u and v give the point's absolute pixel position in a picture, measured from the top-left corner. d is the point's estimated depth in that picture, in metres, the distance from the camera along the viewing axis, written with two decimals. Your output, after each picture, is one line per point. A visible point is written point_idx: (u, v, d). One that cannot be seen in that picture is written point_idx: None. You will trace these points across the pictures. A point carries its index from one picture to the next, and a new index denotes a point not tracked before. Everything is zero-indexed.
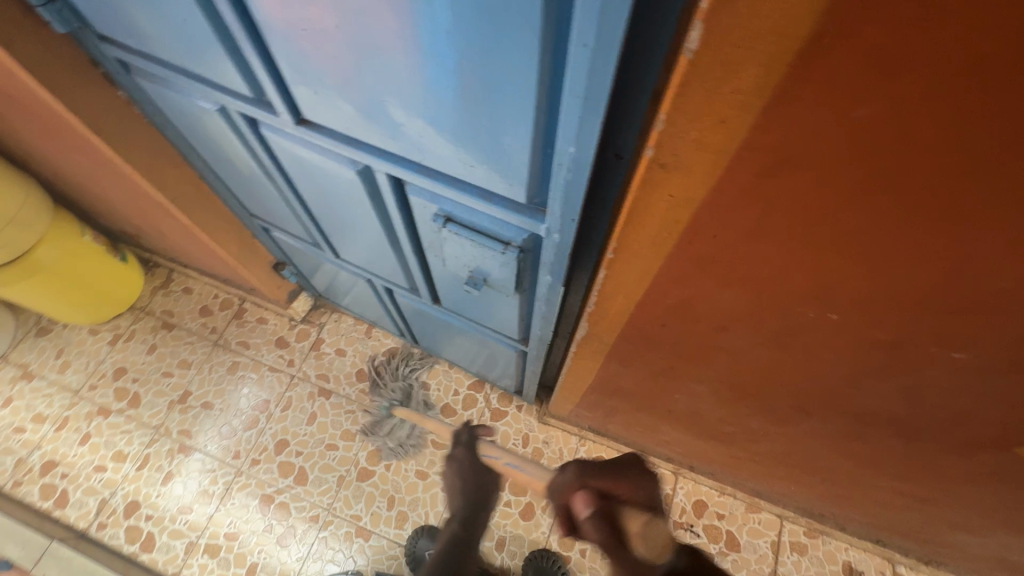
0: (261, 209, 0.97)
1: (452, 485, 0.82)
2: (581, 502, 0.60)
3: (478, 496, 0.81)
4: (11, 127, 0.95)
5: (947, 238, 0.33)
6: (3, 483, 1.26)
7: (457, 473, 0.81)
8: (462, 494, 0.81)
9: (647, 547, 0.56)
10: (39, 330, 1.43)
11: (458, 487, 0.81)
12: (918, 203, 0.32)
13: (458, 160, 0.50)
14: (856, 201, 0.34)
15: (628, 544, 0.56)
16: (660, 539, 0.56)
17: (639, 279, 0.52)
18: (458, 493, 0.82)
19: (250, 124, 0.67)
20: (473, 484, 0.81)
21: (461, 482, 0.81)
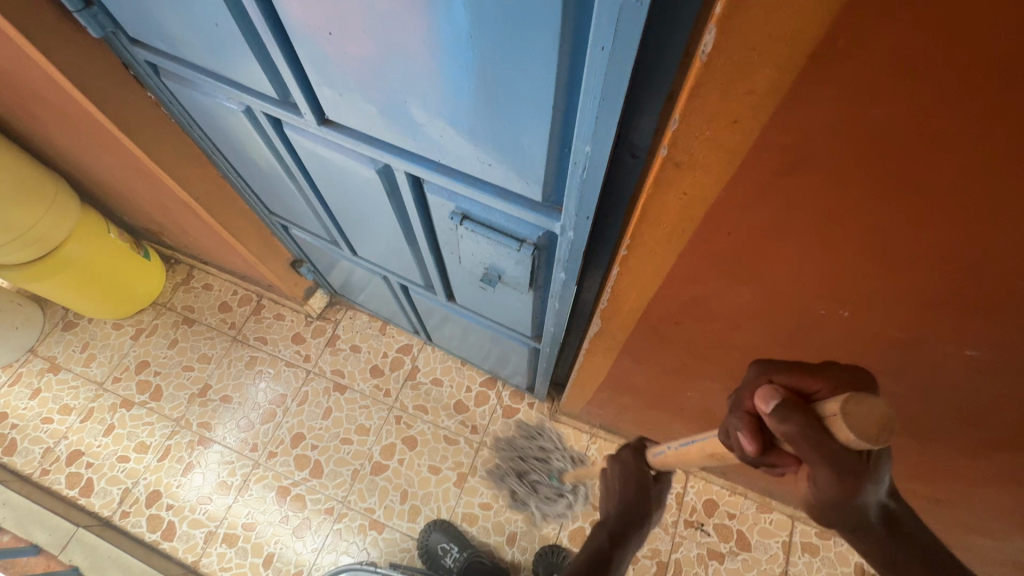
0: (281, 207, 1.00)
1: (605, 490, 0.68)
2: (762, 398, 0.39)
3: (634, 517, 0.64)
4: (43, 127, 0.98)
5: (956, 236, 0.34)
6: (32, 471, 1.30)
7: (619, 478, 0.66)
8: (615, 505, 0.65)
9: (853, 429, 0.33)
10: (65, 324, 1.47)
11: (612, 495, 0.66)
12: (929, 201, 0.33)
13: (476, 159, 0.52)
14: (867, 199, 0.35)
15: (829, 431, 0.35)
16: (860, 412, 0.33)
17: (653, 276, 0.53)
18: (610, 501, 0.66)
19: (274, 124, 0.69)
20: (635, 495, 0.64)
21: (618, 489, 0.65)
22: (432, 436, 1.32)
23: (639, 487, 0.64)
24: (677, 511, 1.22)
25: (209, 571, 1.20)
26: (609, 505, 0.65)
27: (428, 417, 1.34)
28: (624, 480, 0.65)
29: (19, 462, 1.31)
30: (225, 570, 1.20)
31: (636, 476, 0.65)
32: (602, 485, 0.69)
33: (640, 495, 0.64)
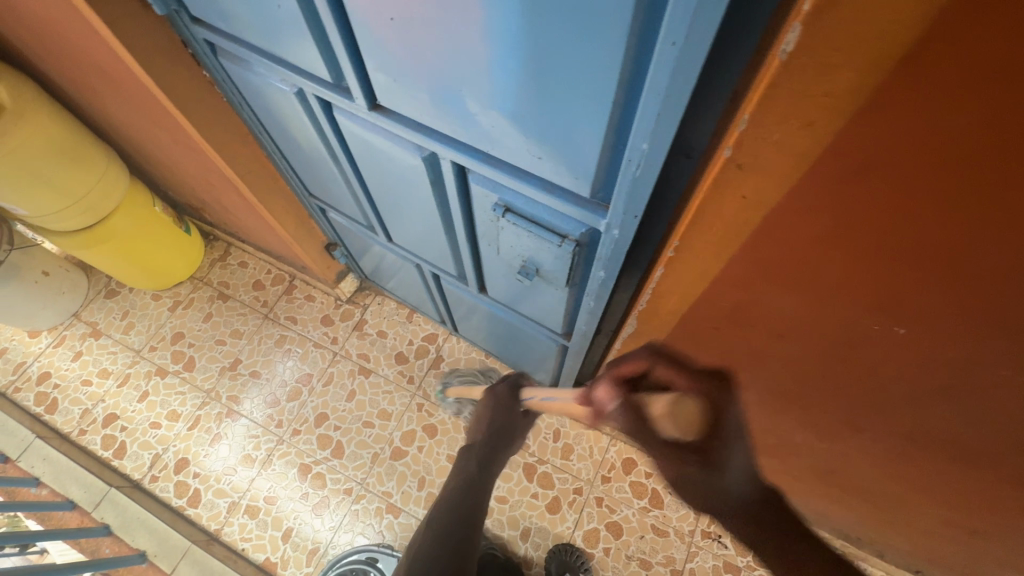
0: (322, 190, 1.02)
1: (478, 416, 0.84)
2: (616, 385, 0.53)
3: (500, 439, 0.82)
4: (101, 100, 1.02)
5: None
6: (70, 430, 1.35)
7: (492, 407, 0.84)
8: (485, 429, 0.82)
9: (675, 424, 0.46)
10: (108, 292, 1.53)
11: (484, 420, 0.83)
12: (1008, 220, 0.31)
13: (526, 151, 0.52)
14: (943, 214, 0.33)
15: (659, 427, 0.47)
16: (676, 421, 0.46)
17: (697, 279, 0.52)
18: (481, 425, 0.83)
19: (324, 107, 0.70)
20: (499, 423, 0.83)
21: (491, 417, 0.83)
22: (452, 426, 1.32)
23: (506, 414, 0.83)
24: (695, 521, 1.20)
25: (231, 540, 1.24)
26: (479, 430, 0.83)
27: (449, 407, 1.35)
28: (493, 407, 0.84)
29: (59, 421, 1.37)
30: (245, 540, 1.24)
31: (503, 405, 0.83)
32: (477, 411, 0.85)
33: (507, 423, 0.83)
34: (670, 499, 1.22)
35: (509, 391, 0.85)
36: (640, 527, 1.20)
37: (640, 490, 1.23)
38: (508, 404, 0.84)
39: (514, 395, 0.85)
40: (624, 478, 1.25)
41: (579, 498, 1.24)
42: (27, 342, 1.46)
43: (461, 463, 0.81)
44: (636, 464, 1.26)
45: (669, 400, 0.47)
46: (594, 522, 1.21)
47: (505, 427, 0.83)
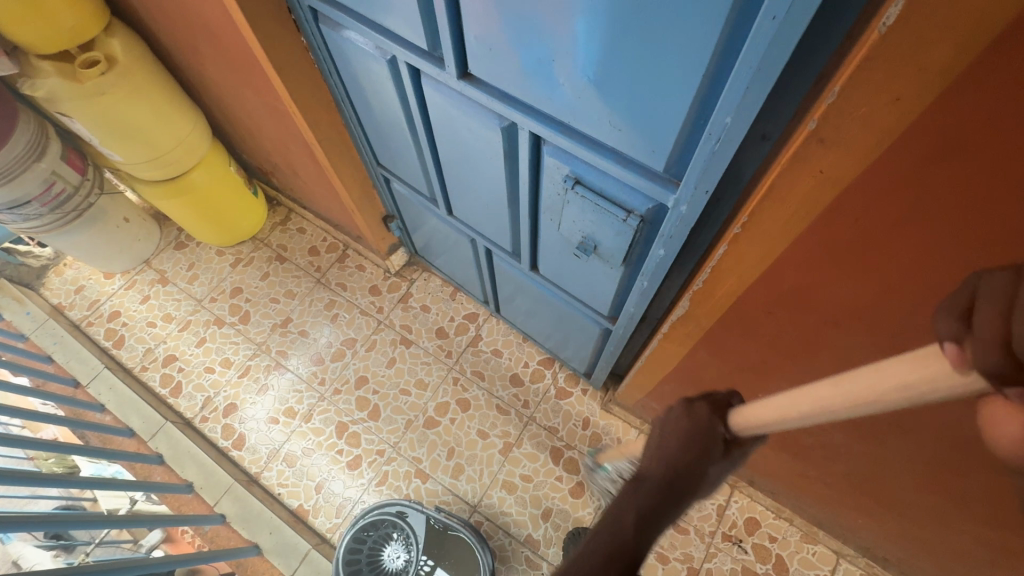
0: (392, 159, 1.07)
1: (659, 440, 0.54)
2: None
3: (682, 492, 0.52)
4: (201, 61, 1.10)
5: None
6: (133, 365, 1.46)
7: (678, 436, 0.52)
8: (667, 461, 0.52)
9: None
10: (177, 244, 1.64)
11: (667, 449, 0.53)
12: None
13: (608, 123, 0.55)
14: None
15: None
16: None
17: (758, 260, 0.54)
18: (661, 455, 0.53)
19: (412, 76, 0.76)
20: (685, 465, 0.52)
21: (674, 445, 0.52)
22: (485, 403, 1.36)
23: (703, 453, 0.51)
24: (716, 523, 1.21)
25: (268, 484, 1.31)
26: (656, 460, 0.53)
27: (483, 384, 1.39)
28: (683, 435, 0.53)
29: (125, 355, 1.48)
30: (282, 486, 1.30)
31: (698, 440, 0.51)
32: (653, 433, 0.56)
33: (700, 467, 0.51)
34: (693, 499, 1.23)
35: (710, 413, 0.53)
36: None
37: None
38: (706, 440, 0.51)
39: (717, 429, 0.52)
40: None
41: None
42: (102, 282, 1.58)
43: (620, 492, 0.54)
44: None
45: None
46: None
47: (699, 473, 0.51)
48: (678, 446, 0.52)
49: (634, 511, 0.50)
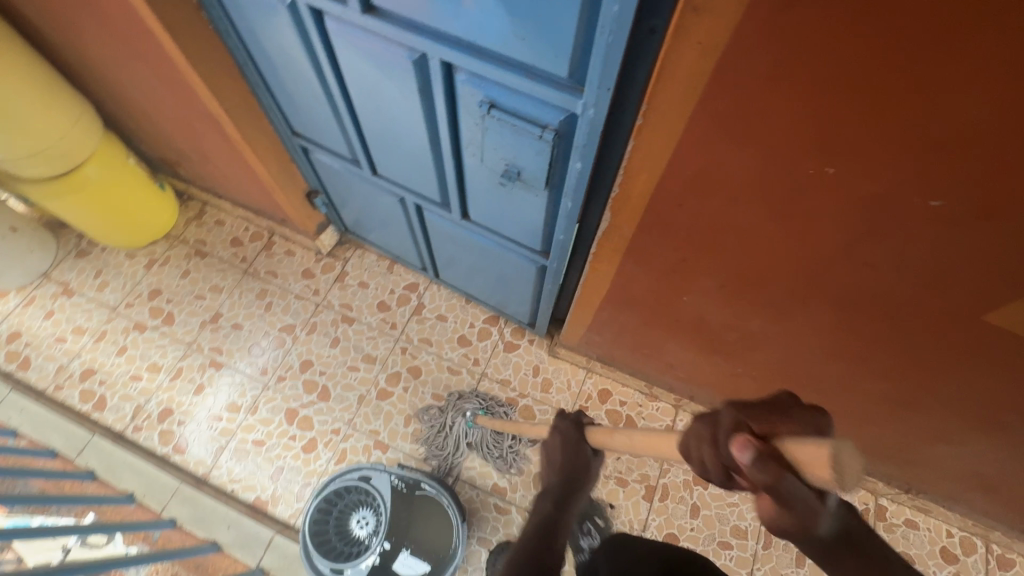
0: (307, 124, 1.05)
1: (549, 458, 0.76)
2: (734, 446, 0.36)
3: (575, 487, 0.72)
4: (79, 37, 1.02)
5: (946, 62, 0.39)
6: (45, 386, 1.34)
7: (559, 448, 0.74)
8: (558, 470, 0.73)
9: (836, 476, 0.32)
10: (78, 252, 1.50)
11: (555, 462, 0.74)
12: (918, 26, 0.38)
13: (511, 34, 0.58)
14: (863, 30, 0.40)
15: (791, 468, 0.34)
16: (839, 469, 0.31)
17: (663, 150, 0.60)
18: (553, 468, 0.74)
19: (316, 21, 0.75)
20: (570, 464, 0.73)
21: (559, 457, 0.74)
22: (436, 367, 1.38)
23: (578, 458, 0.73)
24: None
25: (220, 482, 1.25)
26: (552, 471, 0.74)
27: (432, 349, 1.39)
28: (562, 450, 0.74)
29: (34, 377, 1.35)
30: (234, 482, 1.25)
31: (574, 445, 0.74)
32: (542, 454, 0.78)
33: (580, 466, 0.73)
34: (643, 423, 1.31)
35: (574, 429, 0.75)
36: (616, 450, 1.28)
37: (616, 417, 1.32)
38: (579, 445, 0.73)
39: (579, 437, 0.74)
40: (600, 406, 1.33)
41: None
42: None
43: (540, 504, 0.72)
44: (611, 394, 1.34)
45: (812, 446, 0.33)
46: None
47: (581, 469, 0.73)
48: (563, 452, 0.74)
49: (552, 498, 0.71)
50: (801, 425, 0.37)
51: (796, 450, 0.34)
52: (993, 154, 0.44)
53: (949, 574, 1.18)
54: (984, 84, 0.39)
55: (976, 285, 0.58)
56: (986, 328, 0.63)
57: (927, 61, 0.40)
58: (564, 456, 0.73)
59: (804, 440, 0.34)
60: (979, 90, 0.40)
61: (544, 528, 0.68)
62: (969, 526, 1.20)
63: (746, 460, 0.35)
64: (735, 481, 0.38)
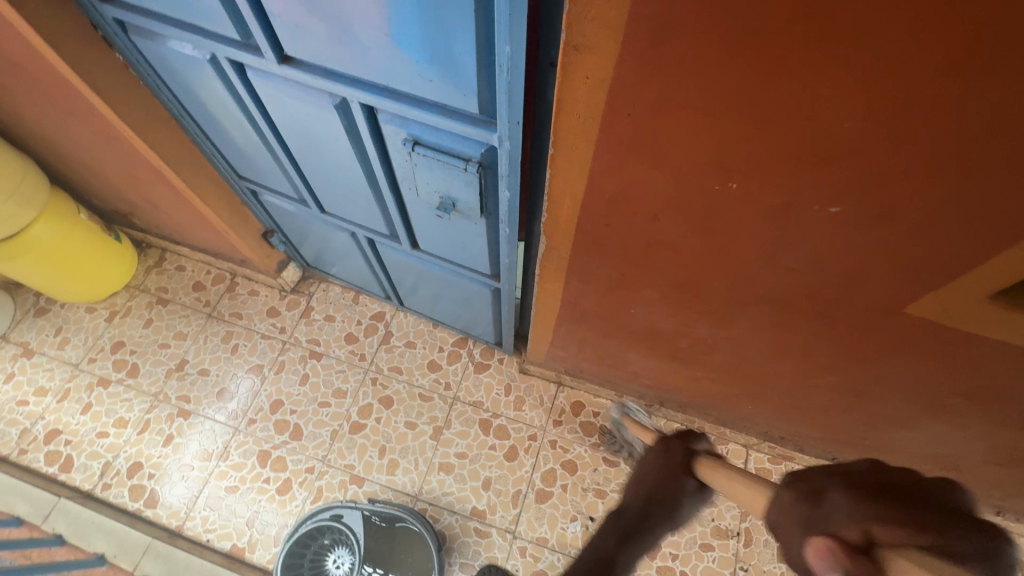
0: (251, 168, 1.06)
1: (637, 475, 0.70)
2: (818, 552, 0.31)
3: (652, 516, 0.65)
4: (13, 100, 1.02)
5: (815, 78, 0.41)
6: (9, 452, 1.31)
7: (654, 469, 0.67)
8: (644, 491, 0.67)
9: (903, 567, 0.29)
10: (37, 310, 1.48)
11: (643, 480, 0.68)
12: (777, 52, 0.40)
13: (420, 76, 0.60)
14: (734, 57, 0.42)
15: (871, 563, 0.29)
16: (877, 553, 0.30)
17: (578, 175, 0.61)
18: (639, 486, 0.68)
19: (239, 72, 0.76)
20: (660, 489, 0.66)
21: (649, 478, 0.67)
22: (407, 395, 1.37)
23: (671, 488, 0.65)
24: None
25: (194, 533, 1.23)
26: (636, 490, 0.68)
27: (402, 377, 1.39)
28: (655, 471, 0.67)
29: None
30: (210, 531, 1.23)
31: (672, 473, 0.65)
32: (634, 471, 0.71)
33: (669, 499, 0.65)
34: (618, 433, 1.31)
35: (683, 457, 0.66)
36: (592, 461, 1.29)
37: (590, 429, 1.32)
38: (677, 476, 0.64)
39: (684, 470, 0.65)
40: (574, 419, 1.33)
41: (535, 444, 1.31)
42: None
43: (610, 522, 0.70)
44: (584, 406, 1.35)
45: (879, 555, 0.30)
46: (550, 463, 1.29)
47: (674, 499, 0.64)
48: (657, 472, 0.67)
49: (615, 534, 0.67)
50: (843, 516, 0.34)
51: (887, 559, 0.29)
52: (875, 159, 0.46)
53: None
54: (852, 94, 0.41)
55: (888, 280, 0.60)
56: (908, 319, 0.65)
57: (798, 78, 0.42)
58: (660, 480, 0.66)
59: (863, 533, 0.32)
60: (850, 100, 0.42)
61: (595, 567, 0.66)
62: None
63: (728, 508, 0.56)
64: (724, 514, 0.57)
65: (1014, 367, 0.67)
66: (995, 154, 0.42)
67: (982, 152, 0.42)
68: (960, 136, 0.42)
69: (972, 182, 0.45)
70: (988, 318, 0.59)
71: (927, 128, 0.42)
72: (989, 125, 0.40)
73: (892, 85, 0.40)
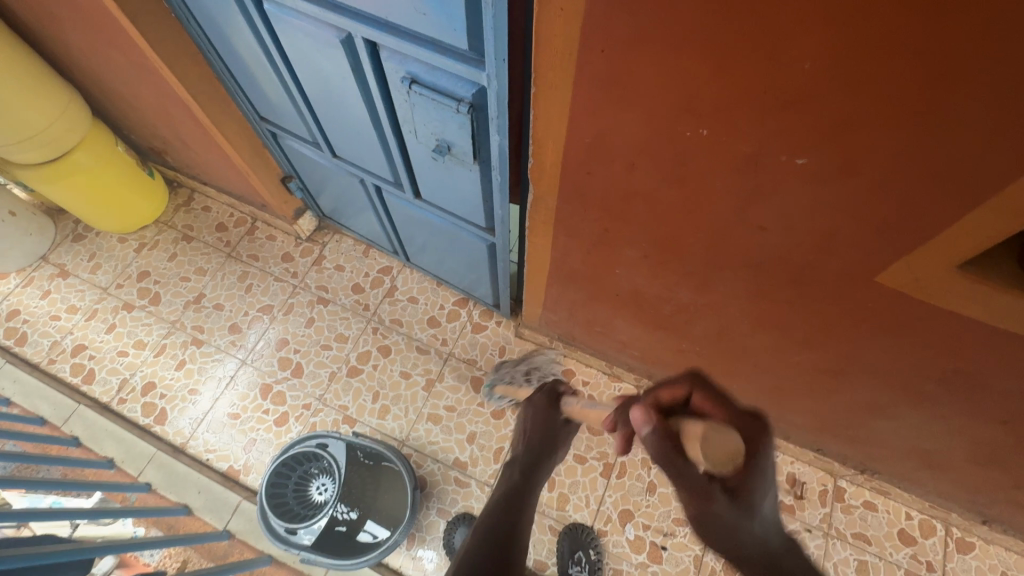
0: (270, 108, 1.11)
1: (524, 425, 0.87)
2: (640, 418, 0.51)
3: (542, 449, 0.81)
4: (62, 29, 1.10)
5: (770, 20, 0.42)
6: (39, 360, 1.42)
7: (531, 415, 0.86)
8: (529, 437, 0.83)
9: (708, 456, 0.45)
10: (75, 236, 1.59)
11: (529, 428, 0.85)
12: None
13: (415, 10, 0.62)
14: None
15: (685, 453, 0.46)
16: (713, 449, 0.45)
17: (560, 116, 0.63)
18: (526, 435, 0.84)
19: (257, 7, 0.80)
20: (542, 428, 0.83)
21: (532, 424, 0.85)
22: (405, 346, 1.42)
23: (547, 423, 0.84)
24: None
25: (196, 451, 1.32)
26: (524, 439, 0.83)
27: (402, 329, 1.44)
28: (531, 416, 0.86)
29: (29, 352, 1.44)
30: (209, 452, 1.32)
31: (544, 413, 0.85)
32: (520, 422, 0.89)
33: (547, 430, 0.83)
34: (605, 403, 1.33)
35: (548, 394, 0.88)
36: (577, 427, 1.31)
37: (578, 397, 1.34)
38: (549, 414, 0.84)
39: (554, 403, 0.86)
40: None
41: None
42: None
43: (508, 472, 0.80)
44: (575, 374, 1.37)
45: (714, 444, 0.45)
46: None
47: (550, 436, 0.83)
48: (542, 410, 0.86)
49: (516, 470, 0.78)
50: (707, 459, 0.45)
51: (689, 446, 0.46)
52: (836, 109, 0.47)
53: (906, 556, 1.18)
54: (806, 37, 0.42)
55: (859, 244, 0.60)
56: (880, 290, 0.65)
57: (754, 18, 0.43)
58: (535, 421, 0.85)
59: (691, 437, 0.46)
60: (808, 43, 0.43)
61: (497, 538, 0.64)
62: (928, 508, 1.19)
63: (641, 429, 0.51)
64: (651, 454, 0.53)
65: (993, 351, 0.65)
66: (950, 104, 0.41)
67: (935, 102, 0.42)
68: (910, 85, 0.42)
69: (930, 134, 0.45)
70: (958, 292, 0.58)
71: (882, 73, 0.42)
72: (938, 74, 0.40)
73: (846, 27, 0.40)
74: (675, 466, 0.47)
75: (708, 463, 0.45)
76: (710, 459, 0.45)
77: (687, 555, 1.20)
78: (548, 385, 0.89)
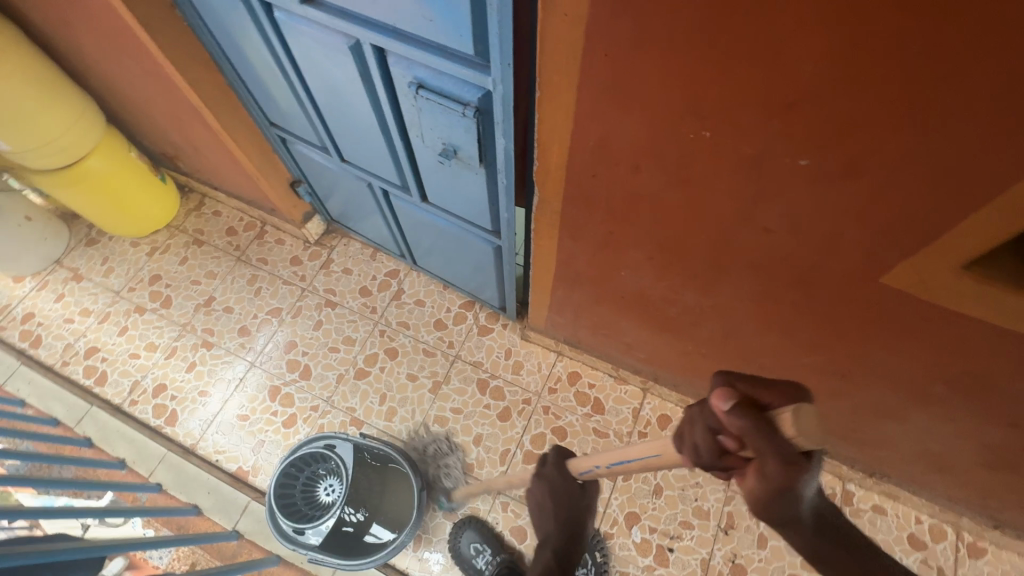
0: (280, 114, 1.13)
1: (541, 501, 0.82)
2: (719, 397, 0.43)
3: (574, 524, 0.80)
4: (78, 38, 1.13)
5: (770, 22, 0.43)
6: (53, 362, 1.45)
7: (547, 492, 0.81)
8: (553, 517, 0.80)
9: (807, 436, 0.38)
10: (88, 240, 1.62)
11: (549, 507, 0.81)
12: None
13: (422, 16, 0.63)
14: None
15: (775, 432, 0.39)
16: (809, 428, 0.38)
17: (564, 119, 0.64)
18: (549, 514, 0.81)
19: (267, 14, 0.82)
20: (566, 504, 0.80)
21: (552, 502, 0.80)
22: (412, 348, 1.43)
23: (568, 496, 0.80)
24: (632, 424, 1.31)
25: (205, 452, 1.33)
26: (549, 519, 0.80)
27: (409, 332, 1.45)
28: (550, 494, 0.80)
29: (43, 354, 1.46)
30: (219, 453, 1.33)
31: (559, 489, 0.80)
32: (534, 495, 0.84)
33: (571, 502, 0.80)
34: (611, 406, 1.33)
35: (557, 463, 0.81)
36: (583, 430, 1.31)
37: (584, 399, 1.34)
38: (565, 488, 0.80)
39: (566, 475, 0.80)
40: (569, 388, 1.36)
41: (528, 408, 1.34)
42: (12, 286, 1.55)
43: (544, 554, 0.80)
44: (580, 376, 1.37)
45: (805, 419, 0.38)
46: (541, 427, 1.32)
47: (574, 508, 0.80)
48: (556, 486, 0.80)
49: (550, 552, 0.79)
50: (800, 437, 0.38)
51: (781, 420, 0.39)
52: (838, 109, 0.47)
53: (916, 561, 1.16)
54: (806, 39, 0.43)
55: (863, 244, 0.60)
56: (885, 290, 0.65)
57: (755, 20, 0.43)
58: (552, 497, 0.81)
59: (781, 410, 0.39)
60: (808, 45, 0.43)
61: None
62: (939, 513, 1.18)
63: (724, 407, 0.42)
64: (723, 444, 0.44)
65: (999, 351, 0.65)
66: (951, 103, 0.42)
67: (936, 102, 0.42)
68: (910, 85, 0.42)
69: (931, 133, 0.45)
70: (962, 292, 0.58)
71: (883, 72, 0.42)
72: (938, 73, 0.40)
73: (845, 28, 0.41)
74: (767, 446, 0.39)
75: (802, 439, 0.38)
76: (799, 434, 0.38)
77: (693, 558, 1.19)
78: (553, 454, 0.81)
